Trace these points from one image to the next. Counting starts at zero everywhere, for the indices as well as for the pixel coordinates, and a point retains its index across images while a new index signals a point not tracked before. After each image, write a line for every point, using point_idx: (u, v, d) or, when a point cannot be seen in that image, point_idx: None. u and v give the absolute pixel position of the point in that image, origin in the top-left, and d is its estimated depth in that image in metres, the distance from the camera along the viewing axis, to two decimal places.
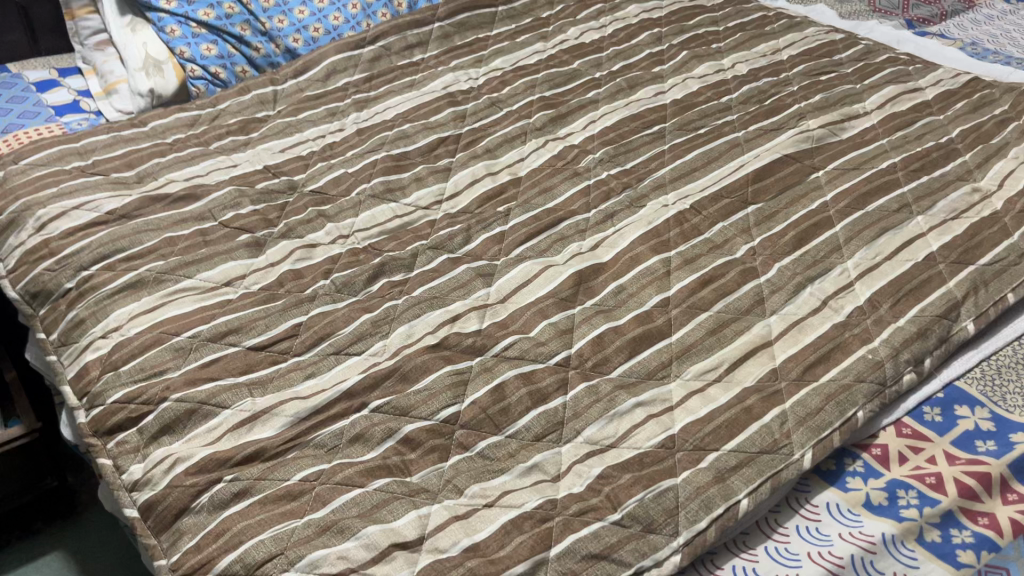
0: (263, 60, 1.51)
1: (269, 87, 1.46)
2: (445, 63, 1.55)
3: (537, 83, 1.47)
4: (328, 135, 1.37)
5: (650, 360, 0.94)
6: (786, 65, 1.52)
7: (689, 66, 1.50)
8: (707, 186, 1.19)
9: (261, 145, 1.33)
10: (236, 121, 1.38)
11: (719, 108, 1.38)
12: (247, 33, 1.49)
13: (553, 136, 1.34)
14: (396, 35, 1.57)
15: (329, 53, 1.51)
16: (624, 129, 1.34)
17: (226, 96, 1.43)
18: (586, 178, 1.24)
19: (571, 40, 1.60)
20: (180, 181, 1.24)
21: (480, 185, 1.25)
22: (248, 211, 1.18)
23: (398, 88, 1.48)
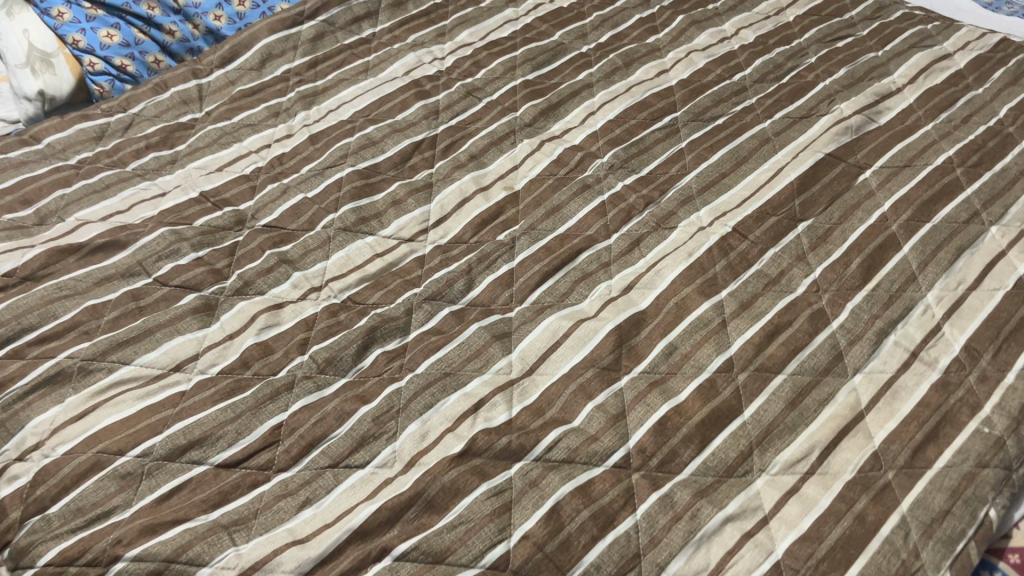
0: (179, 45, 1.22)
1: (192, 82, 1.19)
2: (401, 39, 1.30)
3: (516, 64, 1.24)
4: (273, 143, 1.12)
5: (726, 450, 0.77)
6: (795, 29, 1.32)
7: (687, 36, 1.30)
8: (744, 196, 1.01)
9: (193, 163, 1.08)
10: (154, 130, 1.12)
11: (733, 90, 1.19)
12: (156, 12, 1.21)
13: (548, 135, 1.13)
14: (340, 6, 1.31)
15: (262, 34, 1.25)
16: (631, 123, 1.13)
17: (139, 97, 1.16)
18: (599, 191, 1.04)
19: (545, 3, 1.37)
20: (95, 222, 0.99)
21: (471, 205, 1.04)
22: (189, 260, 0.95)
23: (350, 75, 1.23)
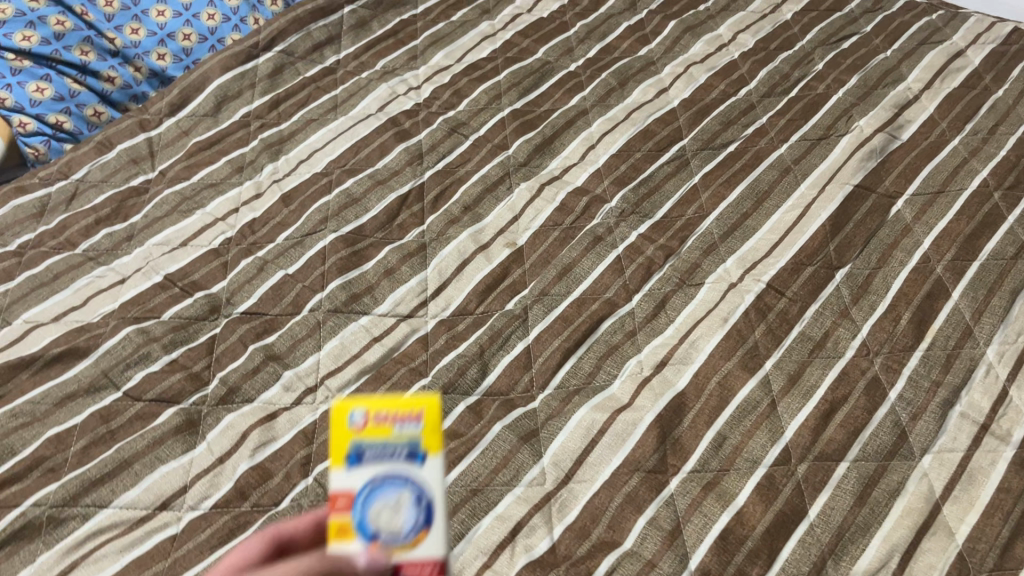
0: (121, 92, 1.08)
1: (140, 136, 1.06)
2: (370, 66, 1.17)
3: (501, 90, 1.13)
4: (241, 206, 0.99)
5: (798, 563, 0.69)
6: (796, 29, 1.23)
7: (682, 45, 1.19)
8: (773, 241, 0.92)
9: (153, 238, 0.95)
10: (102, 199, 0.99)
11: (741, 108, 1.09)
12: (90, 57, 1.07)
13: (546, 175, 1.03)
14: (298, 33, 1.18)
15: (214, 72, 1.11)
16: (636, 156, 1.03)
17: (81, 160, 1.02)
18: (612, 243, 0.94)
19: (523, 14, 1.25)
20: (47, 323, 0.86)
21: (471, 268, 0.93)
22: (161, 365, 0.83)
23: (317, 114, 1.10)
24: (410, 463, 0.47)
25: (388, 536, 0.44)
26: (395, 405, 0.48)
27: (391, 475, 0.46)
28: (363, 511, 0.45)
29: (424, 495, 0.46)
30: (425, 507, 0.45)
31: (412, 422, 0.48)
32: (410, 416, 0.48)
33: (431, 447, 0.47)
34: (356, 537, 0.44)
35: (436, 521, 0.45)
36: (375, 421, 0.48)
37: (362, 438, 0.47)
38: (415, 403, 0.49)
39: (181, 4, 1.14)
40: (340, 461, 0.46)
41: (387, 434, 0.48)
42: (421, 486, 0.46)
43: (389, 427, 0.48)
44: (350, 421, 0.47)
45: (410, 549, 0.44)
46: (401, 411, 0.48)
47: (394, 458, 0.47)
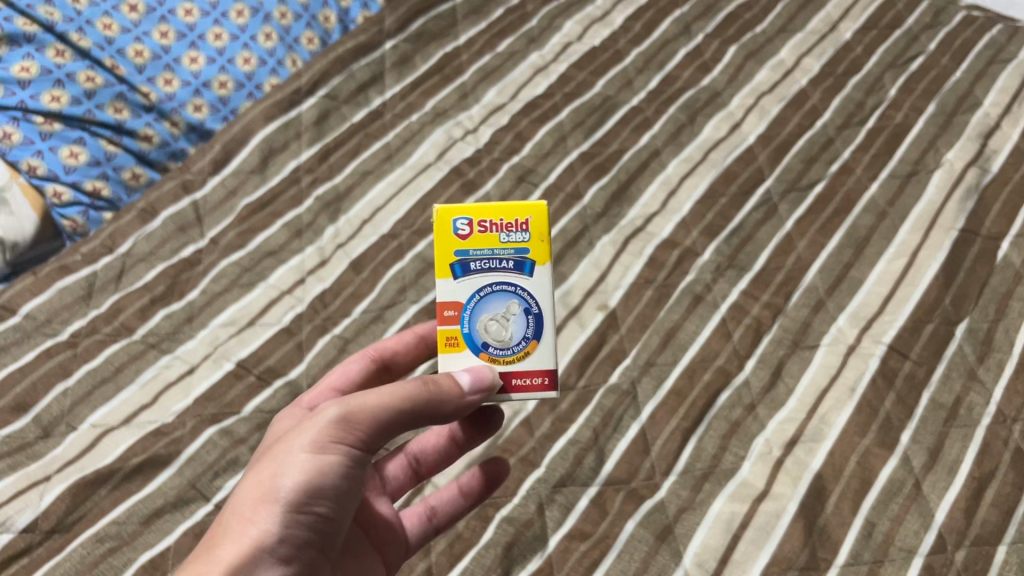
0: (158, 151, 1.00)
1: (185, 199, 0.97)
2: (419, 107, 1.09)
3: (565, 131, 1.06)
4: (307, 276, 0.92)
5: None
6: (859, 50, 1.17)
7: (746, 73, 1.13)
8: (883, 296, 0.87)
9: (216, 318, 0.88)
10: (153, 274, 0.91)
11: (820, 143, 1.04)
12: (125, 115, 0.98)
13: (628, 225, 0.97)
14: (341, 74, 1.09)
15: (258, 123, 1.03)
16: (721, 202, 0.98)
17: (125, 231, 0.94)
18: (713, 302, 0.89)
19: (573, 42, 1.18)
20: (117, 427, 0.79)
21: (566, 336, 0.87)
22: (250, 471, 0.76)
23: (372, 165, 1.03)
24: (521, 275, 0.62)
25: (497, 347, 0.61)
26: (503, 215, 0.62)
27: (500, 288, 0.62)
28: (473, 323, 0.61)
29: (531, 308, 0.61)
30: (535, 321, 0.62)
31: (519, 231, 0.62)
32: (517, 225, 0.62)
33: (539, 260, 0.62)
34: (466, 348, 0.61)
35: (542, 336, 0.62)
36: (482, 230, 0.62)
37: (471, 247, 0.62)
38: (522, 213, 0.62)
39: (214, 48, 1.05)
40: (450, 272, 0.61)
41: (494, 243, 0.62)
42: (529, 299, 0.62)
43: (495, 237, 0.62)
44: (458, 230, 0.62)
45: (518, 360, 0.61)
46: (509, 220, 0.62)
47: (503, 266, 0.62)
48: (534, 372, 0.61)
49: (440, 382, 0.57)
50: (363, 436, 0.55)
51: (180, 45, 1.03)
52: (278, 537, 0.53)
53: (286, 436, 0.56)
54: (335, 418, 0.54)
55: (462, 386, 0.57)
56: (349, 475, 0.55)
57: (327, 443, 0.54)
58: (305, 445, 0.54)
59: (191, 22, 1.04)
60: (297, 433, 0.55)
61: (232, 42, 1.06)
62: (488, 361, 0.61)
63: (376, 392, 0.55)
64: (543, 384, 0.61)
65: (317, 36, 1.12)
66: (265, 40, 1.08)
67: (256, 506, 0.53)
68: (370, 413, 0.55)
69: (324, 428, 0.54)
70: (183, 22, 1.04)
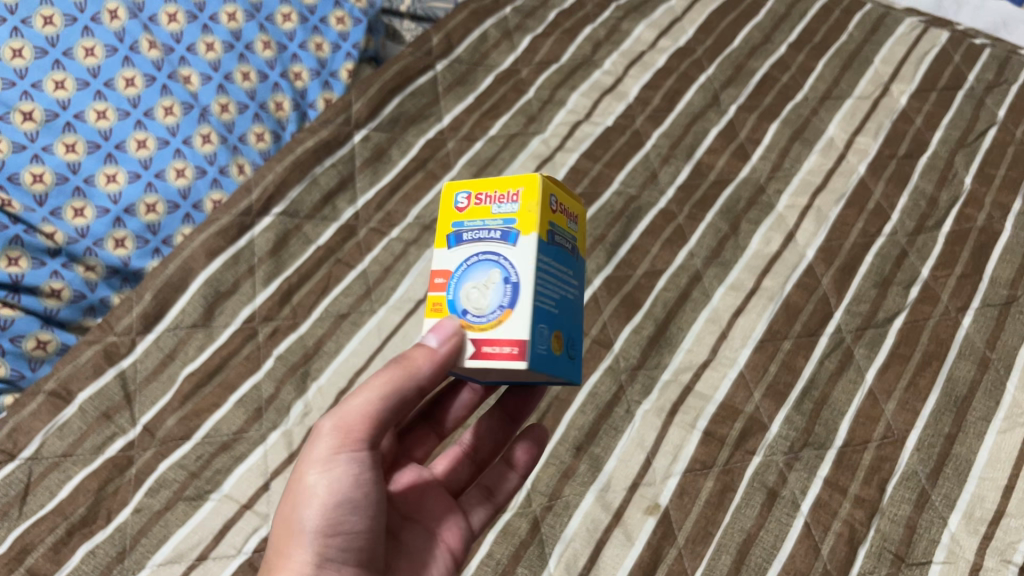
0: (70, 308, 0.78)
1: (108, 373, 0.75)
2: (399, 218, 0.88)
3: (583, 248, 0.87)
4: (272, 479, 0.72)
5: None
6: (919, 121, 0.99)
7: (792, 159, 0.94)
8: (1002, 487, 0.70)
9: (156, 553, 0.67)
10: (69, 489, 0.70)
11: (892, 257, 0.86)
12: (24, 266, 0.75)
13: (672, 383, 0.78)
14: (301, 181, 0.88)
15: (199, 259, 0.81)
16: (785, 347, 0.79)
17: (31, 427, 0.72)
18: (791, 499, 0.71)
19: (581, 121, 0.97)
20: None
21: (610, 555, 0.68)
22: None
23: (346, 305, 0.82)
24: (504, 244, 0.51)
25: (474, 315, 0.51)
26: (498, 186, 0.53)
27: (479, 257, 0.52)
28: (457, 290, 0.52)
29: (509, 276, 0.50)
30: (510, 286, 0.49)
31: (510, 200, 0.52)
32: (509, 196, 0.52)
33: (524, 230, 0.50)
34: (448, 314, 0.52)
35: (517, 304, 0.49)
36: (478, 202, 0.53)
37: (467, 218, 0.53)
38: (514, 184, 0.52)
39: (138, 160, 0.81)
40: (445, 242, 0.54)
41: (486, 214, 0.53)
42: (509, 267, 0.50)
43: (488, 208, 0.53)
44: (456, 202, 0.54)
45: (492, 328, 0.50)
46: (503, 192, 0.52)
47: (489, 238, 0.52)
48: (505, 340, 0.49)
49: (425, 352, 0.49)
50: (368, 435, 0.50)
51: (92, 160, 0.80)
52: (323, 558, 0.48)
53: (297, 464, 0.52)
54: (331, 425, 0.49)
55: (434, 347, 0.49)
56: (370, 478, 0.50)
57: (331, 453, 0.49)
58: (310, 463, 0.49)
59: (106, 128, 0.81)
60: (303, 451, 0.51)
61: (161, 149, 0.82)
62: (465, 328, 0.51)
63: (358, 390, 0.50)
64: (512, 355, 0.48)
65: (268, 131, 0.90)
66: (202, 143, 0.85)
67: (290, 527, 0.49)
68: (364, 409, 0.49)
69: (323, 439, 0.49)
70: (95, 128, 0.80)
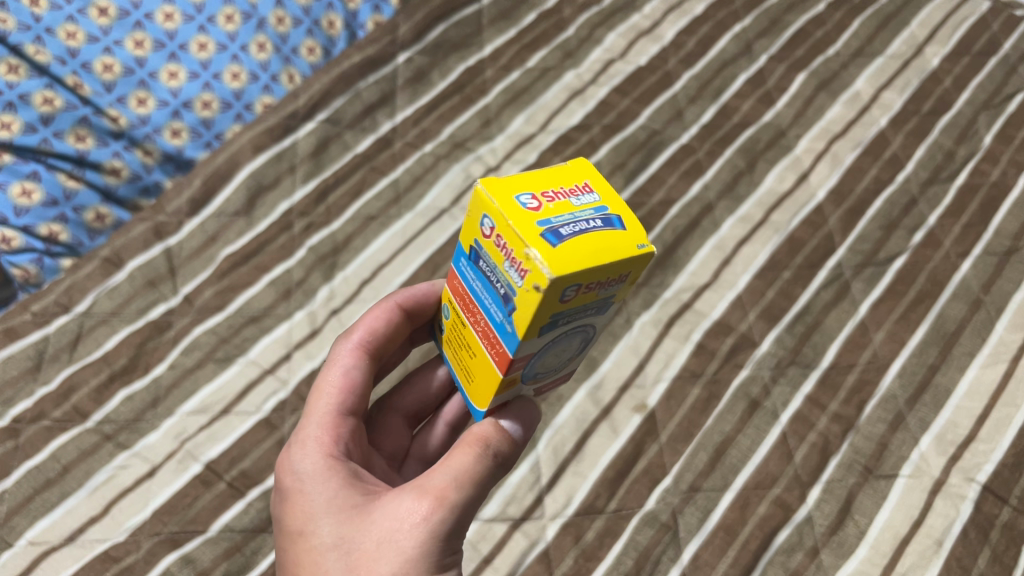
0: (128, 186, 0.86)
1: (157, 247, 0.83)
2: (434, 135, 0.94)
3: (604, 174, 0.91)
4: (294, 350, 0.79)
5: None
6: (947, 82, 1.00)
7: (816, 108, 0.97)
8: (976, 416, 0.74)
9: (185, 403, 0.75)
10: (114, 342, 0.77)
11: (902, 203, 0.89)
12: (89, 144, 0.84)
13: (672, 300, 0.82)
14: (346, 93, 0.94)
15: (246, 155, 0.88)
16: (785, 276, 0.83)
17: (85, 286, 0.79)
18: (772, 410, 0.75)
19: (615, 59, 1.02)
20: (60, 546, 0.66)
21: (595, 444, 0.74)
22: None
23: (376, 208, 0.89)
24: (597, 313, 0.43)
25: (541, 372, 0.47)
26: (608, 273, 0.38)
27: (569, 331, 0.43)
28: (532, 367, 0.45)
29: (589, 331, 0.46)
30: (583, 339, 0.46)
31: (615, 283, 0.39)
32: (614, 280, 0.39)
33: (619, 293, 0.42)
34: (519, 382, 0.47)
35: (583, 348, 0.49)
36: (585, 294, 0.38)
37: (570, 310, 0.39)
38: (579, 178, 0.41)
39: (198, 61, 0.89)
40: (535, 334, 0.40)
41: (591, 300, 0.40)
42: (587, 328, 0.45)
43: (595, 295, 0.39)
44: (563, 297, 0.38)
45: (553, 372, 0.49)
46: (611, 277, 0.38)
47: (589, 308, 0.41)
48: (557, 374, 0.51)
49: (500, 438, 0.48)
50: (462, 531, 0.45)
51: (157, 57, 0.87)
52: None
53: (356, 570, 0.43)
54: (446, 522, 0.44)
55: (511, 435, 0.48)
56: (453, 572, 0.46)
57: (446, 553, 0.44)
58: (428, 566, 0.43)
59: (171, 29, 0.88)
60: (395, 556, 0.43)
61: (219, 54, 0.90)
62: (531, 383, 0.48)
63: (448, 475, 0.45)
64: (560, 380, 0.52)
65: (319, 46, 0.96)
66: (257, 51, 0.92)
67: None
68: (467, 495, 0.45)
69: (437, 536, 0.43)
70: (162, 29, 0.88)
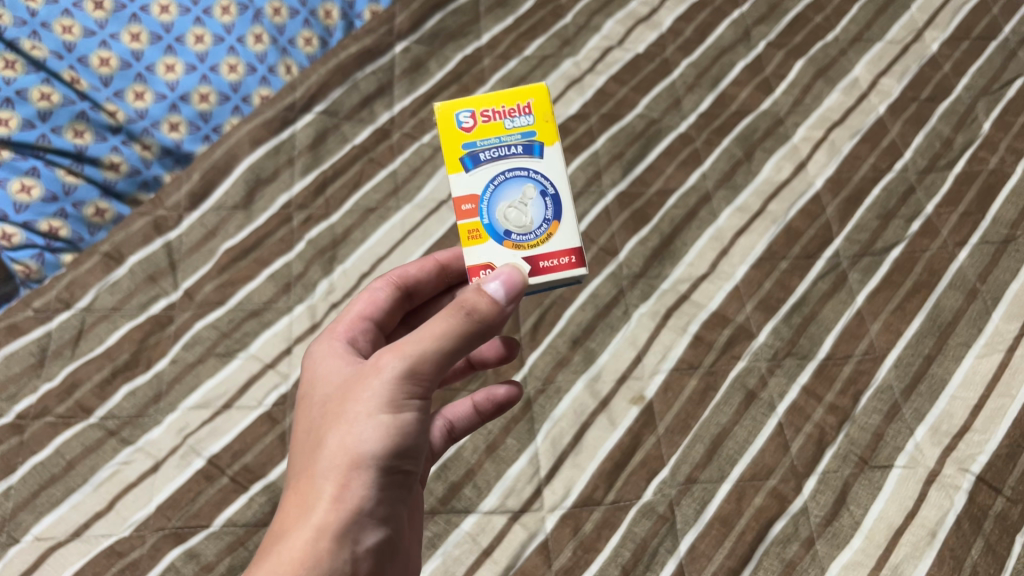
0: (127, 181, 0.86)
1: (157, 241, 0.83)
2: (432, 125, 0.94)
3: (602, 164, 0.91)
4: (295, 344, 0.79)
5: None
6: (947, 67, 0.99)
7: (814, 95, 0.97)
8: (971, 406, 0.74)
9: (187, 398, 0.75)
10: (116, 337, 0.78)
11: (899, 192, 0.89)
12: (87, 139, 0.84)
13: (670, 291, 0.83)
14: (343, 85, 0.94)
15: (244, 148, 0.89)
16: (782, 266, 0.84)
17: (86, 281, 0.80)
18: (769, 401, 0.76)
19: (613, 47, 1.01)
20: (66, 541, 0.68)
21: (593, 435, 0.74)
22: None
23: (374, 200, 0.89)
24: (531, 158, 0.54)
25: (519, 234, 0.53)
26: (503, 101, 0.54)
27: (514, 174, 0.53)
28: (492, 213, 0.53)
29: (547, 189, 0.54)
30: (550, 199, 0.54)
31: (522, 115, 0.54)
32: (519, 109, 0.54)
33: (548, 141, 0.54)
34: (489, 239, 0.53)
35: (564, 217, 0.54)
36: (485, 119, 0.54)
37: (478, 138, 0.54)
38: (522, 96, 0.54)
39: (195, 53, 0.89)
40: (459, 165, 0.53)
41: (499, 130, 0.54)
42: (543, 181, 0.54)
43: (500, 124, 0.54)
44: (462, 122, 0.54)
45: (541, 244, 0.53)
46: (511, 106, 0.54)
47: (512, 151, 0.54)
48: (560, 252, 0.53)
49: (476, 299, 0.46)
50: (423, 383, 0.46)
51: (154, 50, 0.87)
52: (375, 501, 0.45)
53: (327, 414, 0.47)
54: (398, 372, 0.45)
55: (496, 296, 0.47)
56: (423, 429, 0.47)
57: (400, 399, 0.45)
58: (376, 406, 0.45)
59: (167, 22, 0.88)
60: (354, 401, 0.46)
61: (216, 46, 0.90)
62: (513, 250, 0.53)
63: (418, 332, 0.46)
64: (572, 263, 0.53)
65: (316, 36, 0.96)
66: (254, 42, 0.91)
67: (311, 491, 0.45)
68: (429, 347, 0.45)
69: (388, 384, 0.45)
70: (158, 21, 0.88)
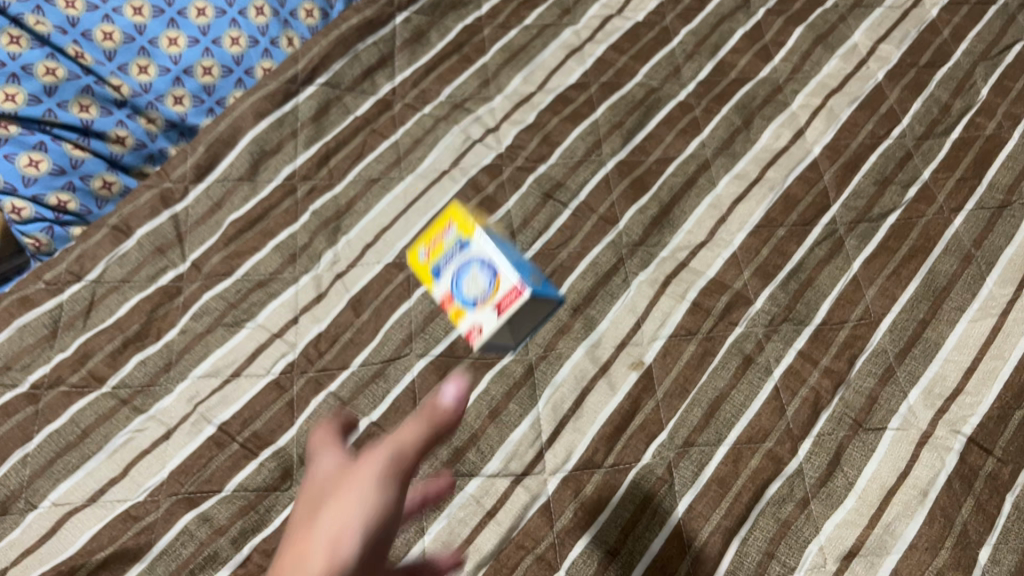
0: (133, 154, 0.87)
1: (164, 214, 0.85)
2: (433, 95, 0.95)
3: (602, 133, 0.92)
4: (301, 314, 0.81)
5: None
6: (946, 32, 1.00)
7: (814, 62, 0.98)
8: (964, 369, 0.75)
9: (197, 367, 0.77)
10: (126, 309, 0.80)
11: (897, 158, 0.89)
12: (94, 113, 0.86)
13: (669, 259, 0.84)
14: (345, 57, 0.95)
15: (248, 121, 0.90)
16: (779, 233, 0.85)
17: (95, 254, 0.82)
18: (765, 365, 0.77)
19: (613, 15, 1.01)
20: (83, 507, 0.69)
21: (593, 401, 0.76)
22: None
23: (377, 171, 0.90)
24: (461, 250, 0.59)
25: (476, 300, 0.57)
26: (437, 226, 0.63)
27: (466, 271, 0.58)
28: (461, 295, 0.58)
29: (485, 265, 0.57)
30: (488, 268, 0.57)
31: (450, 230, 0.61)
32: (449, 226, 0.61)
33: (471, 235, 0.59)
34: (465, 310, 0.58)
35: (500, 267, 0.56)
36: (433, 247, 0.63)
37: (435, 261, 0.62)
38: (448, 216, 0.62)
39: (197, 27, 0.90)
40: (431, 279, 0.62)
41: (443, 246, 0.61)
42: (484, 259, 0.57)
43: (442, 242, 0.62)
44: (422, 257, 0.64)
45: (489, 305, 0.56)
46: (444, 226, 0.62)
47: (460, 261, 0.59)
48: (507, 296, 0.54)
49: (445, 411, 0.47)
50: (434, 428, 0.47)
51: (156, 24, 0.89)
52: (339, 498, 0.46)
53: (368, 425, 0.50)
54: (432, 406, 0.47)
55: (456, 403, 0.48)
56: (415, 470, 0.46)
57: (418, 422, 0.47)
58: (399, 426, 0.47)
59: None
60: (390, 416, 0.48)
61: (218, 19, 0.91)
62: (473, 317, 0.56)
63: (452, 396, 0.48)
64: (517, 296, 0.54)
65: (317, 8, 0.97)
66: (255, 15, 0.93)
67: (325, 450, 0.48)
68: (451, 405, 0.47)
69: (422, 411, 0.48)
70: None
